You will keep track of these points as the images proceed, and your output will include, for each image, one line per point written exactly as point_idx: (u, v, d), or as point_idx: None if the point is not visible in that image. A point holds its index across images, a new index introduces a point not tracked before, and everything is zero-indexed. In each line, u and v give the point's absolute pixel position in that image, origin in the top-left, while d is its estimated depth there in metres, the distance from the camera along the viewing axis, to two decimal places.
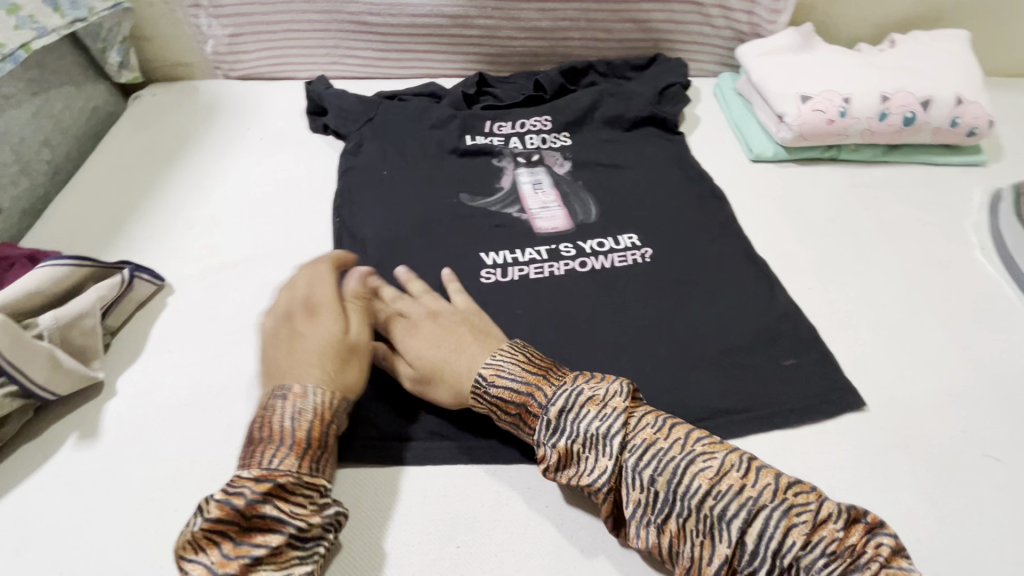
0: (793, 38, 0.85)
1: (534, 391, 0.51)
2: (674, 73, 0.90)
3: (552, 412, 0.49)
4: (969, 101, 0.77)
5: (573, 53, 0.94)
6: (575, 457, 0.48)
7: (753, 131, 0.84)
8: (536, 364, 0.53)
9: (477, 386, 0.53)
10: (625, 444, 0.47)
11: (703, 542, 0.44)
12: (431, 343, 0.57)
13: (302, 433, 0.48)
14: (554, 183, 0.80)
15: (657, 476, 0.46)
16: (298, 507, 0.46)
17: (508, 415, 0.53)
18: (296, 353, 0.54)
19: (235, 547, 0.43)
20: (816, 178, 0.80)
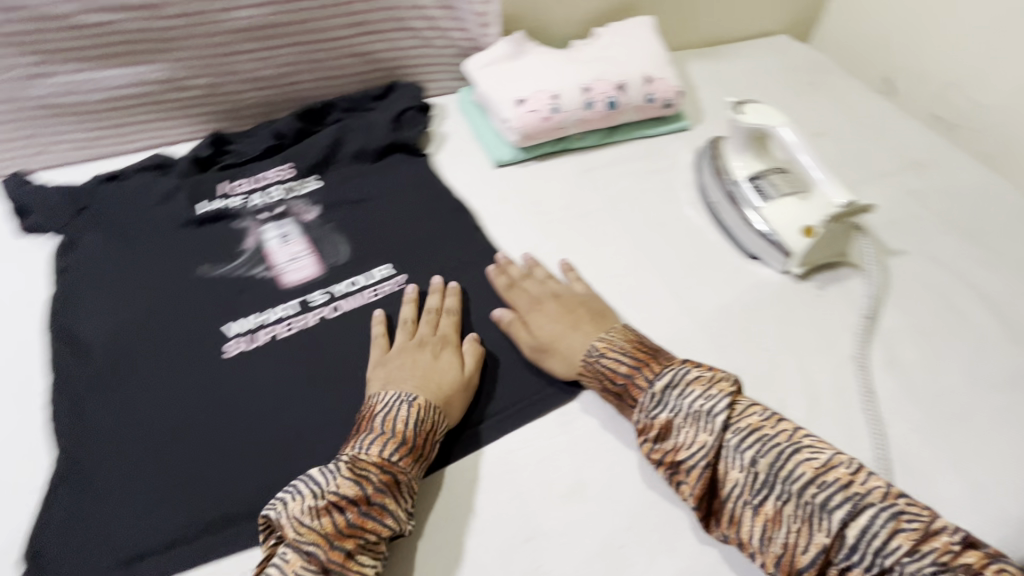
0: (507, 46, 0.91)
1: (641, 368, 0.58)
2: (411, 98, 0.92)
3: (657, 387, 0.56)
4: (657, 79, 0.87)
5: (310, 94, 0.93)
6: (675, 429, 0.54)
7: (492, 140, 0.89)
8: (642, 347, 0.61)
9: (587, 355, 0.61)
10: (727, 425, 0.53)
11: (783, 514, 0.49)
12: (551, 319, 0.65)
13: (416, 437, 0.54)
14: (302, 231, 0.77)
15: (759, 458, 0.51)
16: (402, 510, 0.51)
17: (614, 385, 0.60)
18: (401, 361, 0.61)
19: (352, 524, 0.48)
20: (552, 170, 0.86)
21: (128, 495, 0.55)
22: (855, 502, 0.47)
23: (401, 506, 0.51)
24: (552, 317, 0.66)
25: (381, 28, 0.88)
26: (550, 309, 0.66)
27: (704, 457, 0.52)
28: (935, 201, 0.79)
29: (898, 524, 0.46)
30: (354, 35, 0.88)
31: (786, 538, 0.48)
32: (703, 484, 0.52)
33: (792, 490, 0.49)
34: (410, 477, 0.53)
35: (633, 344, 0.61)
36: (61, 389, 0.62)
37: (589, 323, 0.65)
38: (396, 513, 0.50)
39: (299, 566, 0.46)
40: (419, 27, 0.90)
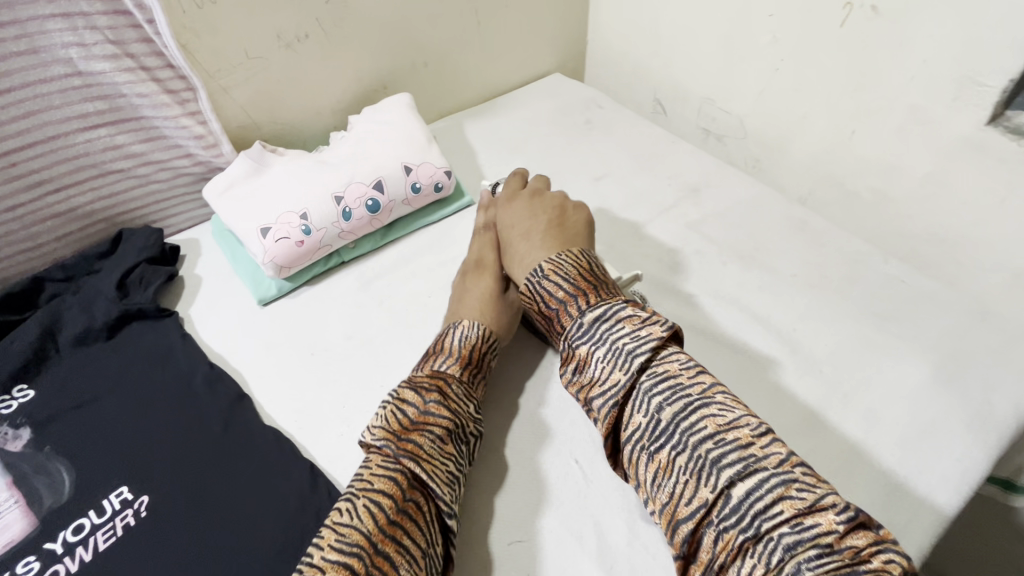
0: (246, 163, 0.79)
1: (580, 295, 0.55)
2: (143, 247, 0.77)
3: (586, 318, 0.52)
4: (417, 166, 0.80)
5: (9, 274, 0.75)
6: (592, 362, 0.51)
7: (252, 274, 0.76)
8: (589, 275, 0.57)
9: (532, 275, 0.59)
10: (643, 366, 0.48)
11: (675, 466, 0.44)
12: (519, 219, 0.68)
13: (463, 350, 0.60)
14: (7, 470, 0.60)
15: (665, 405, 0.46)
16: (455, 406, 0.55)
17: (549, 309, 0.56)
18: (464, 287, 0.69)
19: (418, 417, 0.53)
20: (327, 293, 0.76)
21: None
22: (746, 461, 0.42)
23: (458, 408, 0.56)
24: (519, 227, 0.67)
25: (77, 179, 0.73)
26: (519, 206, 0.70)
27: (617, 396, 0.49)
28: (713, 227, 0.79)
29: (776, 486, 0.40)
30: (41, 195, 0.71)
31: (676, 490, 0.44)
32: (616, 416, 0.49)
33: (687, 440, 0.44)
34: (461, 383, 0.58)
35: (583, 270, 0.57)
36: None
37: (549, 238, 0.64)
38: (451, 408, 0.55)
39: (378, 462, 0.50)
40: (129, 166, 0.76)
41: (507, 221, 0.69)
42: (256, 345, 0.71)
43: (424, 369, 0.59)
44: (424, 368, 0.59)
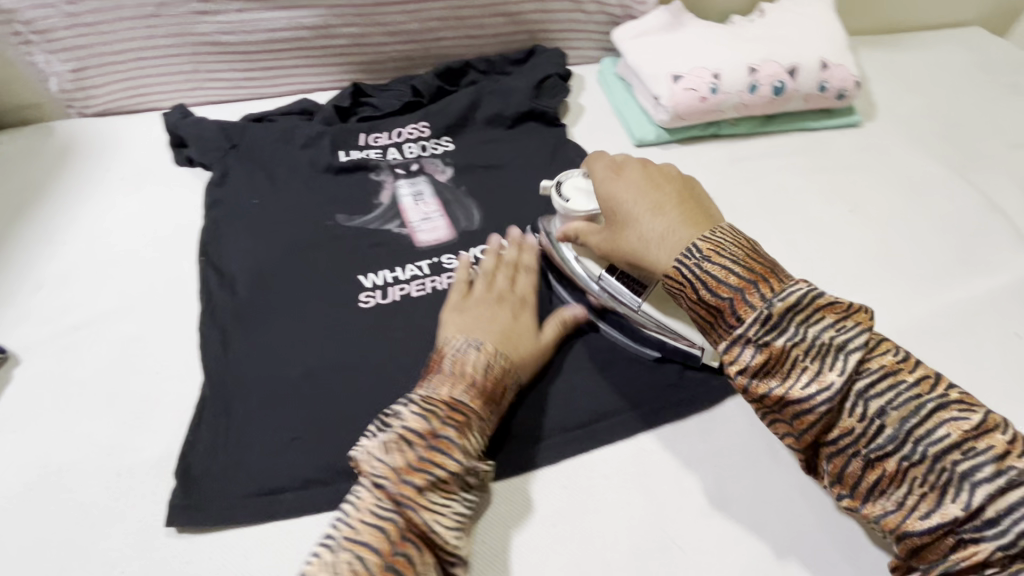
0: (663, 18, 0.83)
1: (754, 283, 0.49)
2: (552, 64, 0.87)
3: (777, 307, 0.47)
4: (834, 65, 0.77)
5: (450, 53, 0.91)
6: (789, 361, 0.46)
7: (634, 116, 0.83)
8: (758, 259, 0.50)
9: (684, 256, 0.51)
10: (859, 365, 0.45)
11: (888, 452, 0.43)
12: (635, 191, 0.59)
13: (486, 381, 0.54)
14: (435, 192, 0.76)
15: (888, 408, 0.43)
16: (468, 444, 0.50)
17: (704, 302, 0.50)
18: (480, 310, 0.60)
19: (419, 460, 0.48)
20: (700, 156, 0.80)
21: (266, 428, 0.56)
22: (952, 446, 0.41)
23: (471, 445, 0.50)
24: (639, 200, 0.59)
25: None
26: (631, 176, 0.61)
27: (830, 408, 0.45)
28: None
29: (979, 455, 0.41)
30: None
31: (875, 463, 0.44)
32: (809, 404, 0.45)
33: (875, 413, 0.44)
34: (480, 419, 0.52)
35: (746, 248, 0.51)
36: (207, 317, 0.64)
37: (683, 216, 0.56)
38: (464, 447, 0.50)
39: (394, 444, 0.48)
40: None
41: (621, 196, 0.60)
42: None
43: (439, 387, 0.52)
44: (441, 388, 0.52)
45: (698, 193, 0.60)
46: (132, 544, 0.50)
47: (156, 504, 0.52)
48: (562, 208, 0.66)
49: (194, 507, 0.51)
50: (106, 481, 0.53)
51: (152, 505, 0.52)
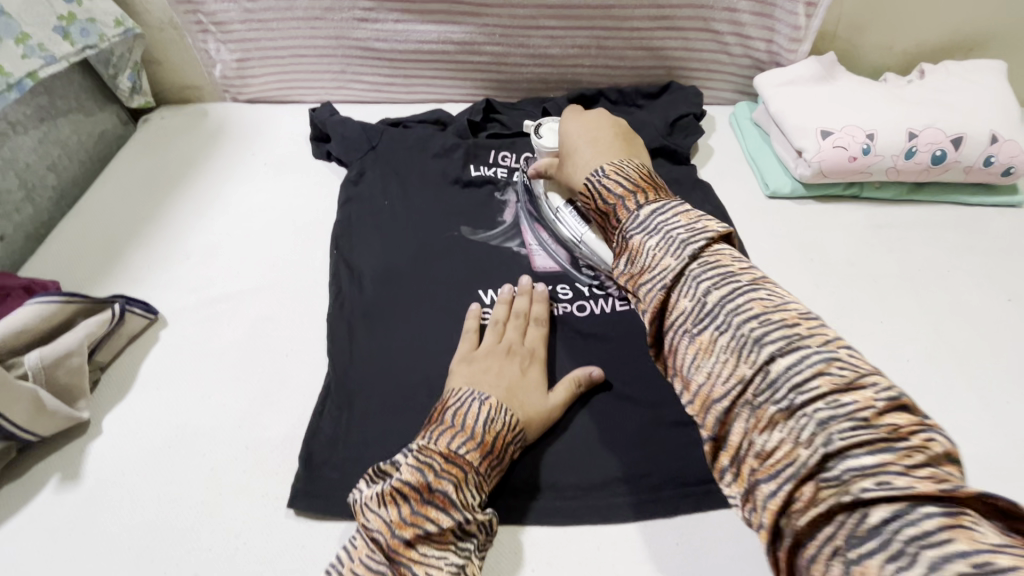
0: (816, 69, 0.81)
1: (636, 194, 0.51)
2: (687, 102, 0.86)
3: (642, 211, 0.49)
4: (1005, 139, 0.72)
5: (583, 80, 0.91)
6: (651, 258, 0.46)
7: (769, 165, 0.80)
8: (651, 179, 0.53)
9: (592, 175, 0.55)
10: (762, 339, 0.38)
11: (792, 459, 0.35)
12: (586, 129, 0.63)
13: (485, 436, 0.51)
14: None
15: (717, 334, 0.40)
16: (463, 498, 0.48)
17: (604, 207, 0.53)
18: (487, 363, 0.59)
19: (412, 515, 0.47)
20: (838, 217, 0.76)
21: (383, 431, 0.57)
22: (920, 474, 0.31)
23: (466, 501, 0.48)
24: (584, 137, 0.62)
25: (684, 25, 0.83)
26: (588, 121, 0.64)
27: (787, 435, 0.35)
28: None
29: (872, 422, 0.33)
30: (652, 27, 0.83)
31: (770, 467, 0.35)
32: (714, 373, 0.39)
33: (811, 419, 0.35)
34: (479, 473, 0.50)
35: (644, 173, 0.54)
36: (336, 311, 0.67)
37: (610, 147, 0.60)
38: (461, 503, 0.48)
39: (386, 496, 0.48)
40: (723, 31, 0.83)
41: (573, 133, 0.63)
42: (761, 225, 0.76)
43: (436, 439, 0.51)
44: (437, 441, 0.50)
45: (639, 139, 0.63)
46: (254, 518, 0.53)
47: (277, 485, 0.54)
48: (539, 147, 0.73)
49: (315, 496, 0.53)
50: (236, 452, 0.57)
51: (274, 483, 0.55)
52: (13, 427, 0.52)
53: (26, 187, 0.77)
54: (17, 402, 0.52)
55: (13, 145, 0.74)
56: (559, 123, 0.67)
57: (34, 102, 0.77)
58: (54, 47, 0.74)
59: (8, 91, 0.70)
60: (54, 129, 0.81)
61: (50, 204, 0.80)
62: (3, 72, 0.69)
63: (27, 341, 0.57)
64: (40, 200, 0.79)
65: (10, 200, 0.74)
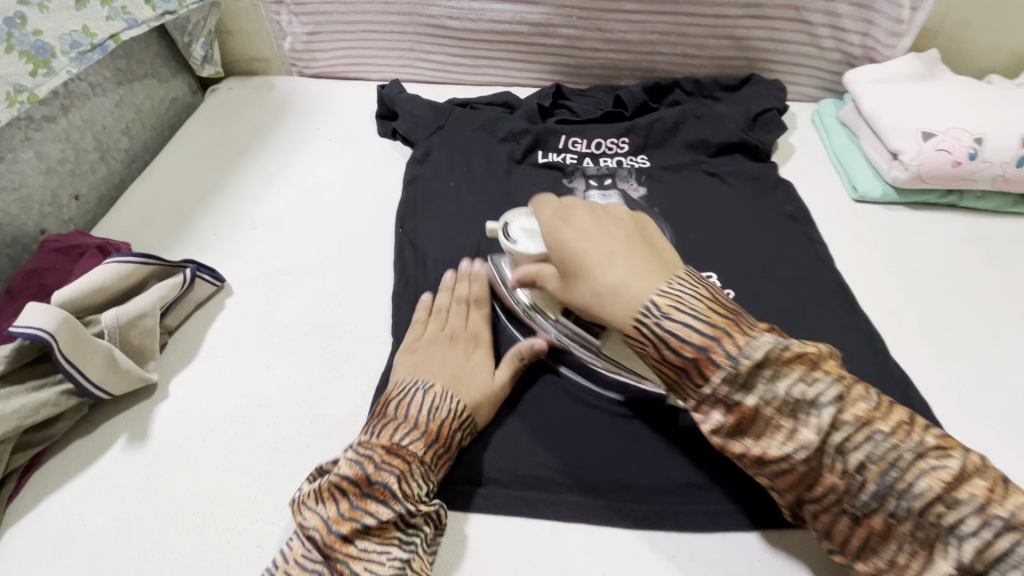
0: (916, 67, 0.76)
1: (718, 339, 0.43)
2: (771, 96, 0.81)
3: (744, 365, 0.41)
4: None
5: (658, 68, 0.87)
6: (764, 418, 0.42)
7: (858, 167, 0.75)
8: (720, 303, 0.45)
9: (642, 316, 0.45)
10: (835, 424, 0.40)
11: (876, 508, 0.40)
12: (590, 239, 0.50)
13: (430, 424, 0.50)
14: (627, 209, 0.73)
15: (794, 433, 0.41)
16: (405, 485, 0.47)
17: (669, 368, 0.45)
18: (432, 353, 0.57)
19: (349, 509, 0.46)
20: (933, 226, 0.71)
21: None
22: (976, 516, 0.37)
23: (410, 491, 0.47)
24: (592, 243, 0.50)
25: (773, 14, 0.78)
26: (581, 219, 0.52)
27: (892, 530, 0.40)
28: None
29: (953, 502, 0.38)
30: (739, 15, 0.79)
31: (862, 519, 0.41)
32: (770, 447, 0.42)
33: (878, 488, 0.40)
34: (424, 465, 0.49)
35: (710, 299, 0.45)
36: (401, 290, 0.65)
37: (644, 260, 0.48)
38: (403, 493, 0.46)
39: (323, 495, 0.47)
40: (816, 22, 0.78)
41: (586, 246, 0.50)
42: (848, 230, 0.71)
43: (378, 433, 0.50)
44: (379, 434, 0.50)
45: (650, 227, 0.54)
46: None
47: None
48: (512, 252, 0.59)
49: None
50: (300, 426, 0.56)
51: None
52: (87, 384, 0.52)
53: (101, 149, 0.77)
54: (91, 358, 0.52)
55: (91, 107, 0.75)
56: (542, 222, 0.53)
57: (112, 65, 0.78)
58: (136, 10, 0.74)
59: (93, 52, 0.69)
60: (130, 93, 0.81)
61: (122, 167, 0.81)
62: (88, 33, 0.69)
63: (103, 300, 0.57)
64: (113, 163, 0.80)
65: (86, 160, 0.75)
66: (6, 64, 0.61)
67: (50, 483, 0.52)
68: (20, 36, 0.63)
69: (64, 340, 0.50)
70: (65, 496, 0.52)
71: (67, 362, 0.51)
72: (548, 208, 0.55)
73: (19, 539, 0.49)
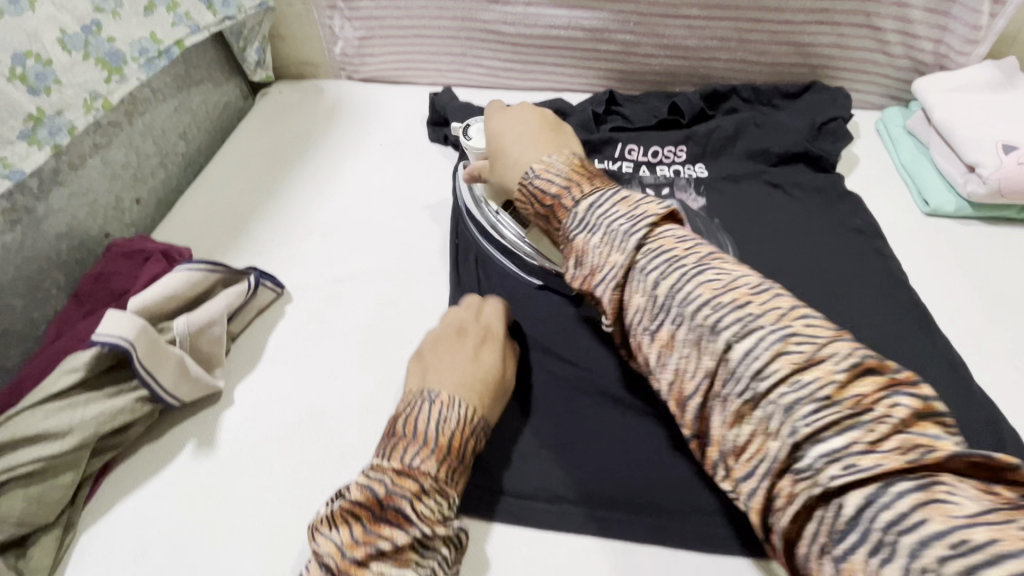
0: (992, 77, 0.73)
1: (571, 186, 0.50)
2: (834, 105, 0.79)
3: (581, 207, 0.48)
4: None
5: (715, 75, 0.85)
6: (630, 303, 0.44)
7: (929, 179, 0.73)
8: (583, 167, 0.52)
9: (525, 176, 0.54)
10: (718, 322, 0.38)
11: (761, 433, 0.36)
12: (514, 128, 0.59)
13: (440, 440, 0.47)
14: (686, 219, 0.71)
15: (659, 283, 0.42)
16: (421, 507, 0.44)
17: (542, 208, 0.52)
18: (442, 356, 0.55)
19: (363, 534, 0.42)
20: (1010, 242, 0.68)
21: (506, 419, 0.56)
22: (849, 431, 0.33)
23: (428, 513, 0.44)
24: (513, 128, 0.59)
25: (841, 20, 0.76)
26: (518, 116, 0.60)
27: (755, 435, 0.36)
28: None
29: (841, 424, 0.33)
30: (804, 21, 0.77)
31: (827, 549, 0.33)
32: (678, 370, 0.41)
33: (777, 406, 0.35)
34: (438, 482, 0.45)
35: (577, 165, 0.52)
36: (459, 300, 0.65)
37: (545, 137, 0.57)
38: (421, 514, 0.43)
39: (334, 521, 0.44)
40: (886, 28, 0.75)
41: (501, 125, 0.60)
42: (921, 245, 0.69)
43: (389, 455, 0.46)
44: (391, 456, 0.46)
45: (567, 128, 0.61)
46: None
47: None
48: (469, 148, 0.70)
49: None
50: (366, 437, 0.55)
51: None
52: (161, 391, 0.53)
53: (160, 154, 0.78)
54: (164, 366, 0.53)
55: (153, 111, 0.76)
56: (483, 120, 0.63)
57: (173, 70, 0.79)
58: (198, 16, 0.74)
59: (159, 57, 0.70)
60: (188, 98, 0.82)
61: (179, 171, 0.82)
62: (155, 39, 0.70)
63: (174, 307, 0.58)
64: (171, 167, 0.81)
65: (147, 164, 0.76)
66: (84, 72, 0.62)
67: (122, 489, 0.53)
68: (96, 44, 0.63)
69: (141, 349, 0.51)
70: (137, 501, 0.52)
71: (144, 369, 0.51)
72: (496, 109, 0.64)
73: (94, 544, 0.50)
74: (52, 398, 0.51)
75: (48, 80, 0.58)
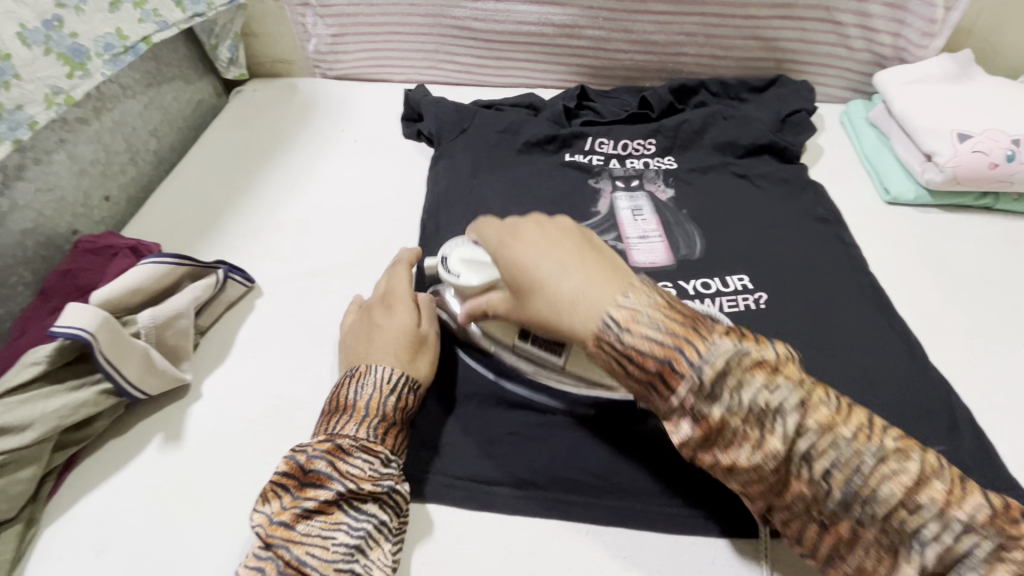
0: (948, 68, 0.75)
1: (681, 343, 0.42)
2: (799, 97, 0.80)
3: (707, 371, 0.40)
4: None
5: (685, 70, 0.87)
6: (732, 433, 0.41)
7: (889, 168, 0.75)
8: (678, 311, 0.44)
9: (603, 329, 0.43)
10: (800, 426, 0.40)
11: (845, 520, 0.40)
12: (538, 249, 0.48)
13: (357, 404, 0.50)
14: (654, 210, 0.72)
15: (731, 408, 0.40)
16: (342, 466, 0.47)
17: (640, 372, 0.43)
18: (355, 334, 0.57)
19: (292, 500, 0.46)
20: (966, 228, 0.71)
21: (473, 408, 0.57)
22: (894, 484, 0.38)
23: (349, 472, 0.46)
24: (545, 258, 0.47)
25: (803, 14, 0.78)
26: (547, 233, 0.50)
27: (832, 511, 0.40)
28: None
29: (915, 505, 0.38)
30: (769, 15, 0.78)
31: (830, 525, 0.41)
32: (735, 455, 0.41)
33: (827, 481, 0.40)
34: (360, 441, 0.48)
35: (665, 305, 0.44)
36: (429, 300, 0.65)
37: (596, 267, 0.47)
38: (341, 473, 0.46)
39: (264, 495, 0.46)
40: (847, 22, 0.77)
41: (525, 254, 0.48)
42: (882, 232, 0.71)
43: (315, 430, 0.50)
44: (315, 431, 0.50)
45: (598, 240, 0.51)
46: None
47: None
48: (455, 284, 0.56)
49: (420, 480, 0.52)
50: None
51: None
52: (126, 384, 0.53)
53: (131, 151, 0.78)
54: (129, 357, 0.53)
55: (122, 109, 0.76)
56: (495, 249, 0.50)
57: (142, 68, 0.78)
58: (167, 13, 0.74)
59: (124, 53, 0.70)
60: (158, 95, 0.82)
61: (150, 169, 0.82)
62: (121, 35, 0.69)
63: (138, 300, 0.58)
64: (142, 165, 0.80)
65: (116, 162, 0.76)
66: (45, 67, 0.62)
67: (88, 483, 0.53)
68: (58, 39, 0.63)
69: (104, 341, 0.51)
70: (104, 494, 0.52)
71: (106, 358, 0.51)
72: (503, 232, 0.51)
73: (59, 537, 0.50)
74: (14, 393, 0.50)
75: (8, 75, 0.58)
